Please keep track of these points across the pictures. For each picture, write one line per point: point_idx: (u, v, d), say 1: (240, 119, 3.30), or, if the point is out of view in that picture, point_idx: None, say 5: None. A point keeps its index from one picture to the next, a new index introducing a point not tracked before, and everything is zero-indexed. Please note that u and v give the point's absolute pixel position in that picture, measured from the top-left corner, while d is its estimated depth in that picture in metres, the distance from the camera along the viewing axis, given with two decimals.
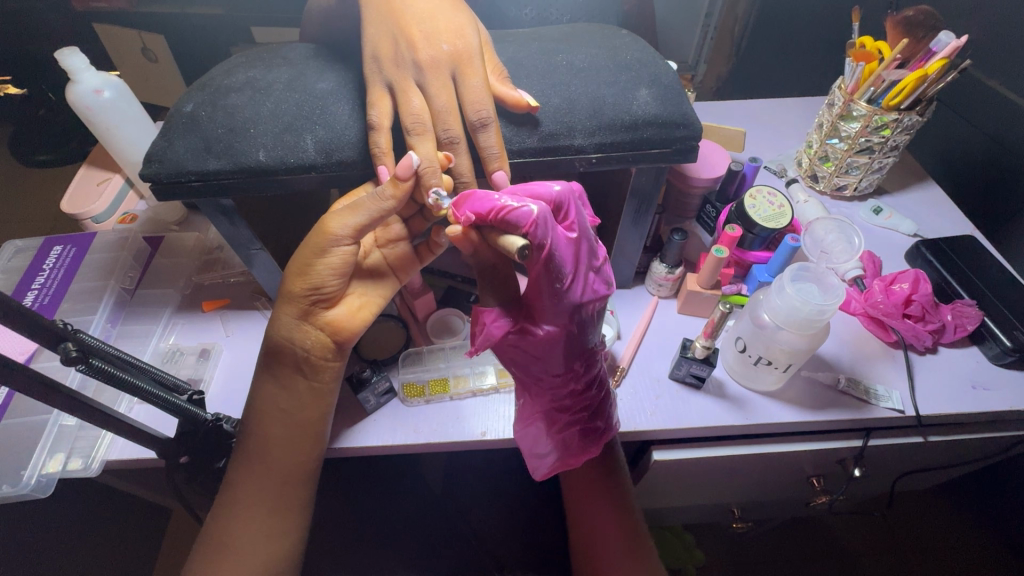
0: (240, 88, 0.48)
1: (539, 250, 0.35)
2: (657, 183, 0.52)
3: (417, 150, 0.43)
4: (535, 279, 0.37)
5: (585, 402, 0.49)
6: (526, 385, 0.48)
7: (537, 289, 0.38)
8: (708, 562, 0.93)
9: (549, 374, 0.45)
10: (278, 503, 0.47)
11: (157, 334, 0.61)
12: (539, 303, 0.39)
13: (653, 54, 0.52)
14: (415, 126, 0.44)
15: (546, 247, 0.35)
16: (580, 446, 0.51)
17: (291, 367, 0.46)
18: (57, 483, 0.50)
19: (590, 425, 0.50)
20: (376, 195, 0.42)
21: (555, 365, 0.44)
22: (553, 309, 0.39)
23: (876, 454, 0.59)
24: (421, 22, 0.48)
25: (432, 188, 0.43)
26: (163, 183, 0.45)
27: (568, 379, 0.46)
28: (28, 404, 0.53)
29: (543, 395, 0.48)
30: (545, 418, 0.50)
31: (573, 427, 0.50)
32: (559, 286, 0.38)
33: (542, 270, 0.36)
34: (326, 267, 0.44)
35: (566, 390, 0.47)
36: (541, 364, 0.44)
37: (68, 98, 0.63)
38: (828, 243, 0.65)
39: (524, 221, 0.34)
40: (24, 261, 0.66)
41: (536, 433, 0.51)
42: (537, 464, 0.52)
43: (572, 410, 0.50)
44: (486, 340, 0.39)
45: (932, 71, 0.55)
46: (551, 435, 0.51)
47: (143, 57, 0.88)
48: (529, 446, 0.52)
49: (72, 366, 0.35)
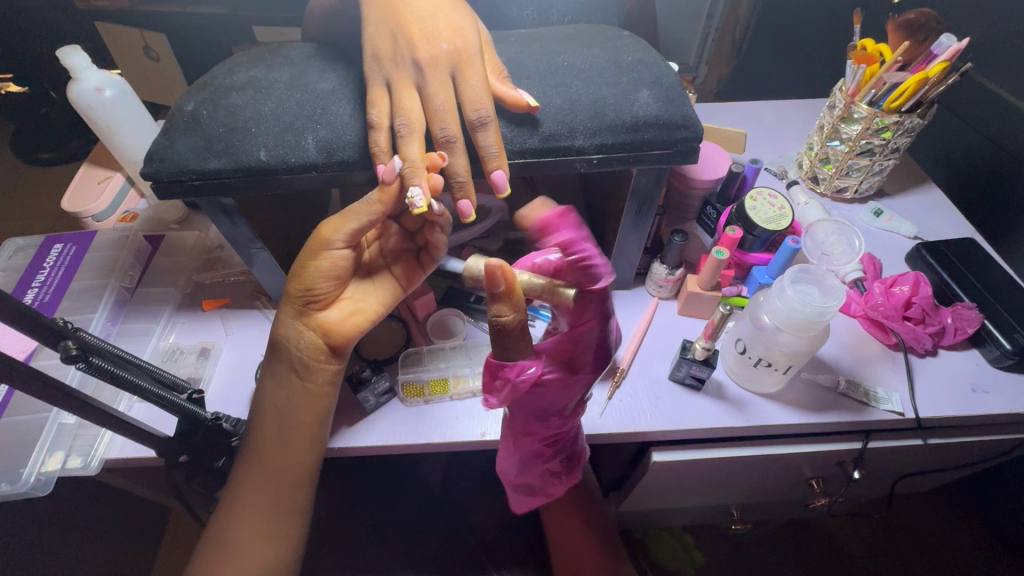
0: (241, 88, 0.48)
1: (596, 306, 0.37)
2: (658, 185, 0.52)
3: (405, 151, 0.43)
4: (584, 331, 0.38)
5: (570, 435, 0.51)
6: (523, 431, 0.47)
7: (582, 342, 0.39)
8: (707, 563, 0.92)
9: (541, 427, 0.46)
10: (276, 503, 0.47)
11: (156, 334, 0.61)
12: (577, 355, 0.39)
13: (654, 55, 0.52)
14: (404, 128, 0.44)
15: (602, 304, 0.37)
16: (556, 480, 0.55)
17: (285, 366, 0.47)
18: (55, 481, 0.49)
19: (571, 453, 0.53)
20: (365, 201, 0.44)
21: (548, 420, 0.45)
22: (590, 359, 0.40)
23: (875, 456, 0.59)
24: (422, 21, 0.48)
25: (410, 186, 0.43)
26: (164, 182, 0.45)
27: (564, 422, 0.47)
28: (29, 403, 0.53)
29: (530, 443, 0.49)
30: (531, 454, 0.51)
31: (552, 465, 0.53)
32: (600, 340, 0.39)
33: (592, 328, 0.38)
34: (323, 274, 0.45)
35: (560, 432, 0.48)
36: (539, 415, 0.45)
37: (69, 97, 0.63)
38: (828, 244, 0.65)
39: (600, 277, 0.36)
40: (24, 259, 0.66)
41: (518, 463, 0.53)
42: (513, 490, 0.57)
43: (555, 452, 0.51)
44: (511, 392, 0.39)
45: (933, 74, 0.56)
46: (536, 468, 0.53)
47: (145, 56, 0.89)
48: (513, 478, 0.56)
49: (71, 364, 0.35)
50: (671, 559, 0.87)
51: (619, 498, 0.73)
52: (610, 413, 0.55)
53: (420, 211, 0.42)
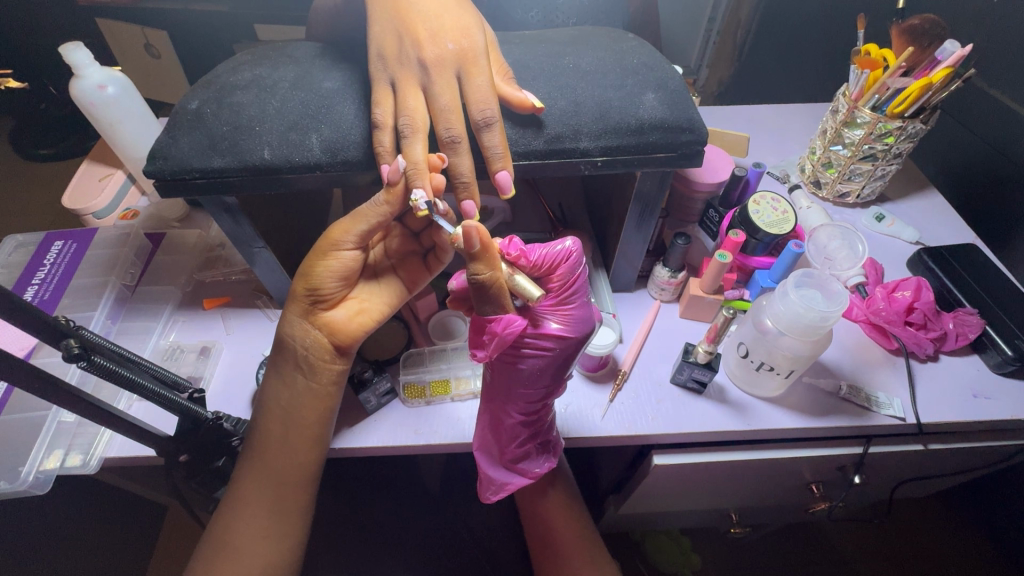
0: (246, 87, 0.48)
1: (575, 269, 0.41)
2: (662, 188, 0.52)
3: (408, 153, 0.43)
4: (564, 289, 0.41)
5: (546, 419, 0.50)
6: (502, 400, 0.46)
7: (568, 300, 0.41)
8: (705, 567, 0.92)
9: (523, 393, 0.45)
10: (277, 503, 0.47)
11: (157, 332, 0.61)
12: (568, 311, 0.41)
13: (660, 58, 0.52)
14: (409, 129, 0.44)
15: (577, 273, 0.41)
16: (530, 460, 0.53)
17: (291, 363, 0.47)
18: (54, 480, 0.49)
19: (545, 438, 0.52)
20: (372, 203, 0.44)
21: (529, 386, 0.44)
22: (578, 320, 0.41)
23: (876, 462, 0.59)
24: (428, 21, 0.48)
25: (414, 187, 0.43)
26: (167, 180, 0.45)
27: (543, 401, 0.46)
28: (29, 400, 0.52)
29: (509, 411, 0.47)
30: (503, 431, 0.49)
31: (531, 443, 0.51)
32: (583, 302, 0.42)
33: (576, 286, 0.41)
34: (328, 276, 0.46)
35: (537, 411, 0.47)
36: (519, 376, 0.43)
37: (71, 94, 0.62)
38: (832, 249, 0.65)
39: (572, 246, 0.41)
40: (24, 256, 0.65)
41: (491, 439, 0.51)
42: (487, 476, 0.53)
43: (535, 426, 0.49)
44: (499, 347, 0.40)
45: (937, 80, 0.56)
46: (508, 449, 0.51)
47: (147, 54, 0.89)
48: (487, 458, 0.53)
49: (73, 363, 0.34)
50: (669, 563, 0.87)
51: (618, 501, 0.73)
52: (611, 415, 0.55)
53: (421, 213, 0.42)
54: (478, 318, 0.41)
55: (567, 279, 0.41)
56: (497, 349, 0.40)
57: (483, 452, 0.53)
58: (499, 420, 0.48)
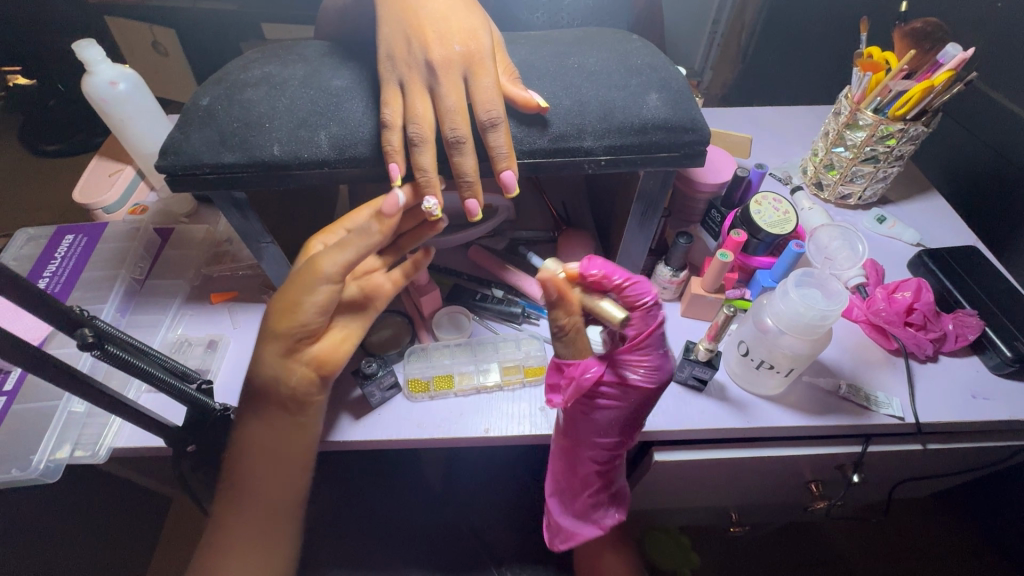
0: (256, 84, 0.49)
1: (648, 321, 0.42)
2: (664, 187, 0.53)
3: (419, 161, 0.45)
4: (637, 340, 0.42)
5: (614, 470, 0.55)
6: (571, 445, 0.52)
7: (639, 355, 0.43)
8: (704, 566, 0.93)
9: (595, 440, 0.50)
10: (262, 537, 0.45)
11: (164, 325, 0.62)
12: (638, 361, 0.43)
13: (663, 59, 0.53)
14: (417, 138, 0.45)
15: (652, 317, 0.41)
16: (602, 512, 0.57)
17: (276, 407, 0.44)
18: (64, 469, 0.50)
19: (614, 488, 0.57)
20: (364, 232, 0.43)
21: (600, 434, 0.49)
22: (649, 369, 0.43)
23: (875, 461, 0.60)
24: (436, 22, 0.48)
25: (424, 196, 0.45)
26: (177, 175, 0.46)
27: (613, 447, 0.51)
28: (39, 390, 0.53)
29: (582, 458, 0.52)
30: (577, 480, 0.55)
31: (602, 492, 0.56)
32: (659, 353, 0.43)
33: (650, 336, 0.42)
34: (312, 314, 0.41)
35: (604, 458, 0.52)
36: (591, 424, 0.49)
37: (84, 90, 0.63)
38: (832, 249, 0.65)
39: (643, 289, 0.40)
40: (35, 249, 0.66)
41: (564, 487, 0.57)
42: (557, 525, 0.58)
43: (607, 474, 0.54)
44: (576, 390, 0.45)
45: (938, 82, 0.56)
46: (580, 498, 0.56)
47: (153, 50, 0.92)
48: (559, 505, 0.58)
49: (88, 352, 0.35)
50: (668, 561, 0.87)
51: (619, 498, 0.73)
52: None
53: (434, 218, 0.46)
54: (558, 363, 0.46)
55: (642, 329, 0.42)
56: (572, 394, 0.45)
57: (556, 500, 0.58)
58: (575, 470, 0.54)
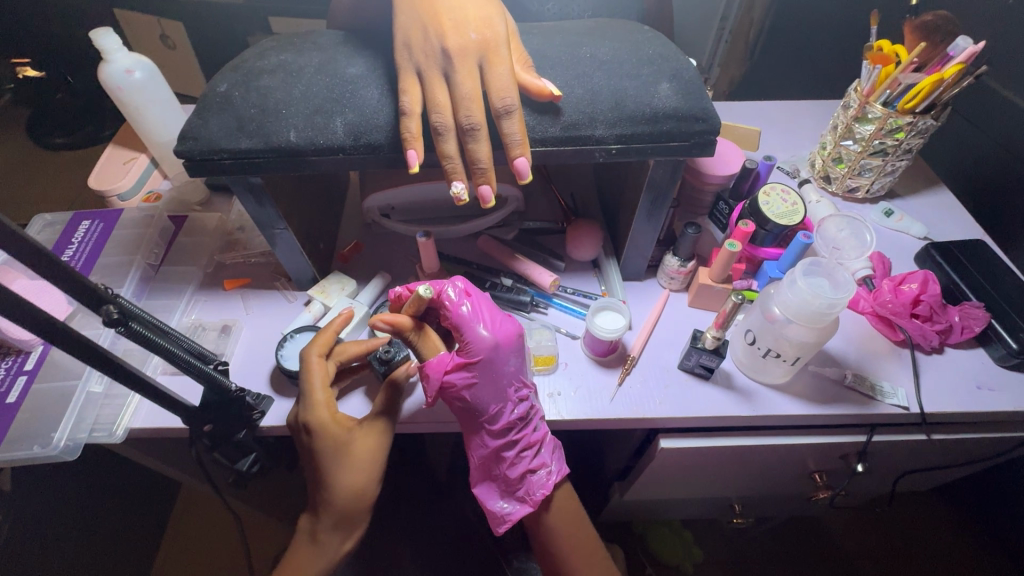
0: (273, 71, 0.50)
1: (455, 291, 0.52)
2: (673, 177, 0.53)
3: (444, 149, 0.46)
4: (461, 313, 0.51)
5: (525, 434, 0.53)
6: (466, 426, 0.53)
7: (465, 325, 0.51)
8: (706, 559, 0.94)
9: (477, 412, 0.52)
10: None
11: (179, 310, 0.63)
12: (467, 329, 0.51)
13: (674, 50, 0.53)
14: (441, 126, 0.46)
15: (457, 291, 0.52)
16: (531, 484, 0.53)
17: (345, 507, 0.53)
18: (83, 447, 0.51)
19: (538, 458, 0.53)
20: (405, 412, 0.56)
21: (478, 405, 0.51)
22: (477, 333, 0.50)
23: (879, 451, 0.60)
24: (451, 12, 0.49)
25: (452, 182, 0.47)
26: (196, 160, 0.47)
27: (495, 413, 0.52)
28: (59, 370, 0.55)
29: (481, 434, 0.53)
30: (490, 458, 0.53)
31: (523, 461, 0.53)
32: (477, 316, 0.51)
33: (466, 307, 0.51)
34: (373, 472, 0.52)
35: (496, 426, 0.52)
36: (467, 405, 0.52)
37: (100, 78, 0.64)
38: (840, 240, 0.67)
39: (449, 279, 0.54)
40: (52, 234, 0.68)
41: (484, 472, 0.54)
42: (495, 516, 0.53)
43: (517, 440, 0.53)
44: (436, 377, 0.49)
45: (948, 75, 0.57)
46: (501, 476, 0.53)
47: (162, 42, 0.93)
48: (490, 492, 0.54)
49: (112, 328, 0.36)
50: (669, 553, 0.88)
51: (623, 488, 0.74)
52: (621, 398, 0.56)
53: (461, 203, 0.47)
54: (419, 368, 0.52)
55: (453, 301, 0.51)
56: (435, 381, 0.49)
57: (484, 490, 0.55)
58: (484, 450, 0.53)
